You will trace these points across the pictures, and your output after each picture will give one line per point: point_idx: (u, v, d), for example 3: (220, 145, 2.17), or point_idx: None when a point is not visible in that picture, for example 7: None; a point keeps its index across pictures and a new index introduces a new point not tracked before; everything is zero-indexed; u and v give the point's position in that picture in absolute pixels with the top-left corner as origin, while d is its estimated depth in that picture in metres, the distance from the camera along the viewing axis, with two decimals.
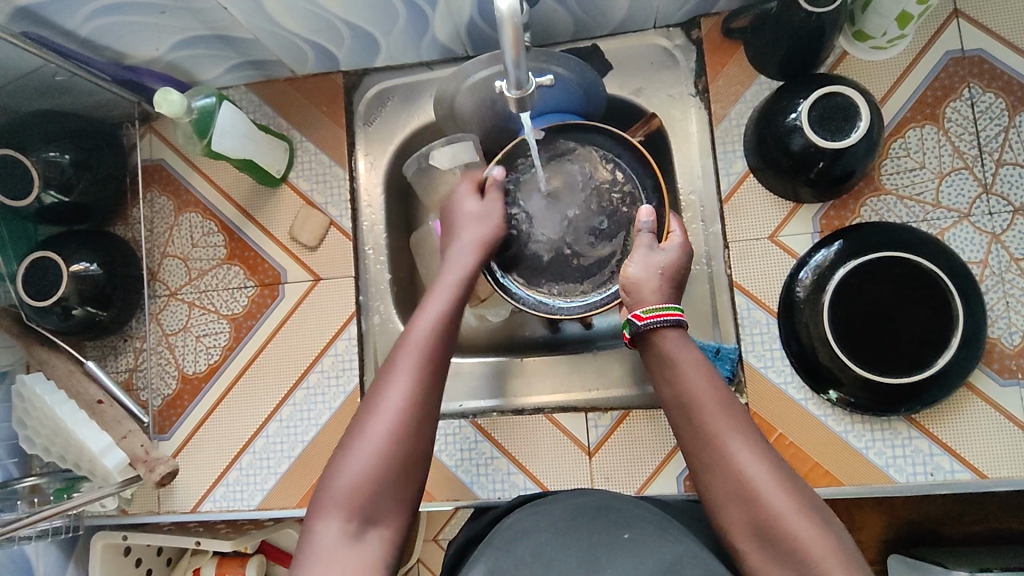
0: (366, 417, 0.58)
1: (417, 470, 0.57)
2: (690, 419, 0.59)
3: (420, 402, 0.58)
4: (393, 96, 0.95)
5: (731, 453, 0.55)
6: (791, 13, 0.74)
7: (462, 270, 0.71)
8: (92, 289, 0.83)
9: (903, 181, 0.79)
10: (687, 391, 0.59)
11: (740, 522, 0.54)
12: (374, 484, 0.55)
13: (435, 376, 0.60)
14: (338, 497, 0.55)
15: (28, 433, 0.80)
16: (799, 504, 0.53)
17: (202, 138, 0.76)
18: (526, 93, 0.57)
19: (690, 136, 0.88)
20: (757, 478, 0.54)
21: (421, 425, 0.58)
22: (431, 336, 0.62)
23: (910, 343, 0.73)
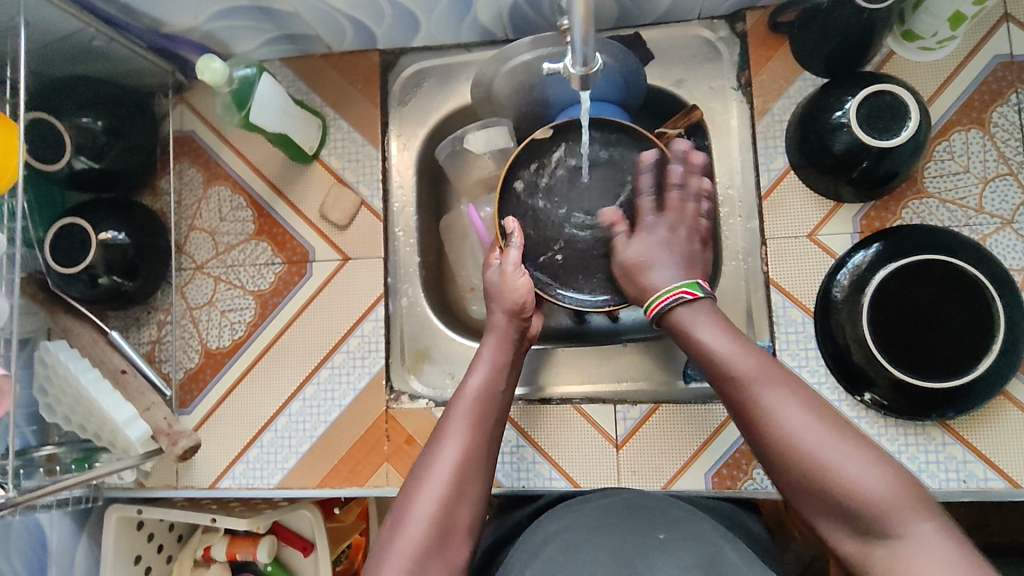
0: (417, 484, 0.61)
1: (459, 536, 0.60)
2: (731, 391, 0.60)
3: (465, 473, 0.62)
4: (430, 77, 0.94)
5: (773, 415, 0.57)
6: (842, 9, 0.73)
7: (506, 334, 0.73)
8: (121, 259, 0.83)
9: (946, 185, 0.78)
10: (721, 362, 0.61)
11: (793, 482, 0.56)
12: (422, 550, 0.57)
13: (479, 446, 0.64)
14: (390, 562, 0.56)
15: (50, 400, 0.79)
16: (852, 454, 0.54)
17: (241, 109, 0.74)
18: (593, 69, 0.56)
19: (730, 129, 0.87)
20: (804, 434, 0.55)
21: (471, 494, 0.61)
22: (476, 407, 0.66)
23: (953, 349, 0.72)
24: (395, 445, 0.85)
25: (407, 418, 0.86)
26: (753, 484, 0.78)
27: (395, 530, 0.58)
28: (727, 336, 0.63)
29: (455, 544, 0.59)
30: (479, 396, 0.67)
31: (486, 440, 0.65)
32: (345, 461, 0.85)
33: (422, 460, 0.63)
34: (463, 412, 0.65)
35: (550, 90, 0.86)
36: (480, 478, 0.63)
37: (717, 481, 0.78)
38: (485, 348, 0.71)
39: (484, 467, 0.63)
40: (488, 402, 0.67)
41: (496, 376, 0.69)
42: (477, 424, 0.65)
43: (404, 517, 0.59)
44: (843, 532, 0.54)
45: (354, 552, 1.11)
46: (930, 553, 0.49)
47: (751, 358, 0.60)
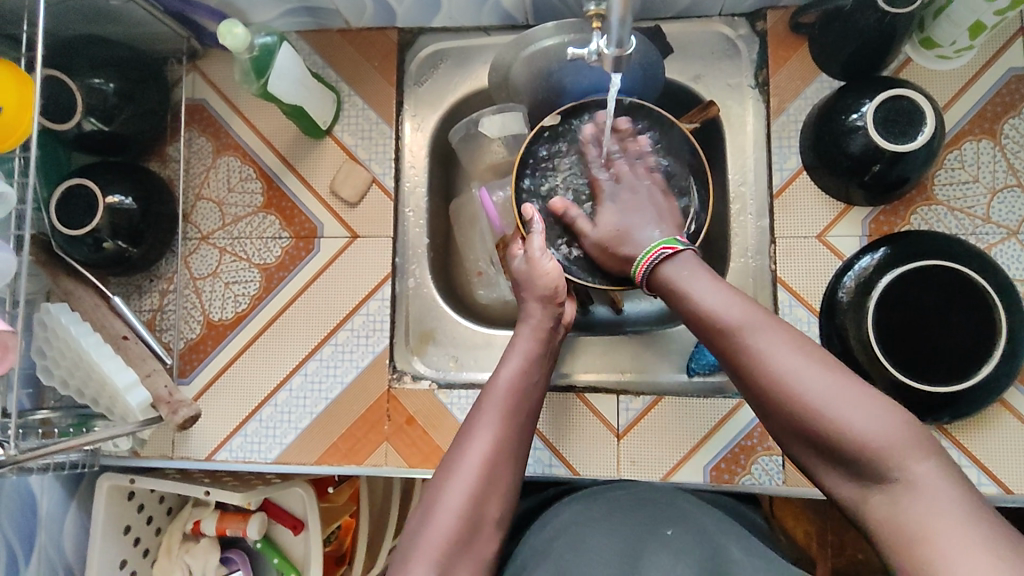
0: (445, 475, 0.62)
1: (486, 528, 0.61)
2: (719, 340, 0.59)
3: (494, 465, 0.63)
4: (447, 58, 0.94)
5: (766, 362, 0.55)
6: (864, 14, 0.74)
7: (541, 329, 0.74)
8: (126, 224, 0.81)
9: (955, 194, 0.79)
10: (711, 313, 0.60)
11: (787, 427, 0.55)
12: (449, 542, 0.58)
13: (510, 440, 0.65)
14: (421, 552, 0.57)
15: (47, 363, 0.78)
16: (852, 398, 0.52)
17: (260, 77, 0.74)
18: (628, 53, 0.56)
19: (745, 127, 0.87)
20: (799, 379, 0.54)
21: (499, 487, 0.63)
22: (510, 399, 0.67)
23: (956, 355, 0.73)
24: (395, 426, 0.85)
25: (409, 398, 0.85)
26: (751, 479, 0.79)
27: (423, 521, 0.60)
28: (718, 289, 0.61)
29: (483, 536, 0.61)
30: (511, 388, 0.68)
31: (517, 432, 0.66)
32: (344, 439, 0.85)
33: (454, 449, 0.64)
34: (494, 404, 0.66)
35: (568, 79, 0.86)
36: (509, 472, 0.64)
37: (714, 475, 0.79)
38: (519, 340, 0.73)
39: (513, 461, 0.65)
40: (520, 396, 0.68)
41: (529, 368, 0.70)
42: (507, 417, 0.66)
43: (432, 509, 0.60)
44: (843, 478, 0.53)
45: (343, 534, 1.11)
46: (929, 495, 0.48)
47: (743, 309, 0.59)
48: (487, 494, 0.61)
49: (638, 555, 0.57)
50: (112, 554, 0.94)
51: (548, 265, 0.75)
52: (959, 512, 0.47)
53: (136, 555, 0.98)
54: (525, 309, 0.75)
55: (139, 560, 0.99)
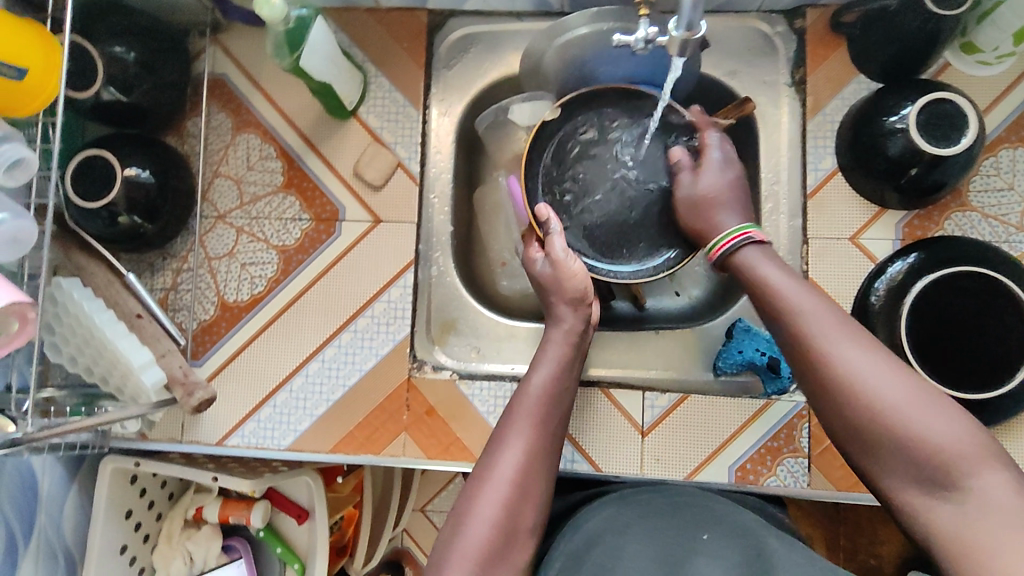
0: (480, 480, 0.60)
1: (522, 536, 0.59)
2: (790, 332, 0.59)
3: (529, 471, 0.61)
4: (477, 43, 0.92)
5: (834, 358, 0.55)
6: (909, 15, 0.73)
7: (572, 331, 0.71)
8: (143, 199, 0.79)
9: (990, 201, 0.79)
10: (785, 305, 0.60)
11: (849, 426, 0.54)
12: (485, 551, 0.56)
13: (542, 444, 0.63)
14: (454, 562, 0.56)
15: (57, 339, 0.74)
16: (921, 401, 0.51)
17: (293, 51, 0.72)
18: (697, 36, 0.55)
19: (779, 126, 0.86)
20: (869, 377, 0.53)
21: (535, 493, 0.61)
22: (541, 404, 0.65)
23: (986, 363, 0.73)
24: (414, 416, 0.83)
25: (429, 388, 0.84)
26: (776, 481, 0.78)
27: (456, 529, 0.58)
28: (789, 281, 0.61)
29: (517, 546, 0.59)
30: (544, 391, 0.65)
31: (550, 437, 0.64)
32: (361, 428, 0.83)
33: (490, 450, 0.62)
34: (526, 412, 0.64)
35: (602, 68, 0.85)
36: (544, 475, 0.62)
37: (739, 475, 0.78)
38: (550, 344, 0.70)
39: (547, 466, 0.63)
40: (556, 401, 0.66)
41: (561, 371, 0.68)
42: (543, 421, 0.64)
43: (465, 518, 0.58)
44: (905, 485, 0.52)
45: (346, 525, 1.08)
46: (999, 508, 0.47)
47: (816, 304, 0.59)
48: (523, 501, 0.59)
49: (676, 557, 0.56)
50: (113, 539, 0.91)
51: (574, 266, 0.73)
52: None
53: (137, 541, 0.95)
54: (555, 312, 0.73)
55: (140, 546, 0.96)
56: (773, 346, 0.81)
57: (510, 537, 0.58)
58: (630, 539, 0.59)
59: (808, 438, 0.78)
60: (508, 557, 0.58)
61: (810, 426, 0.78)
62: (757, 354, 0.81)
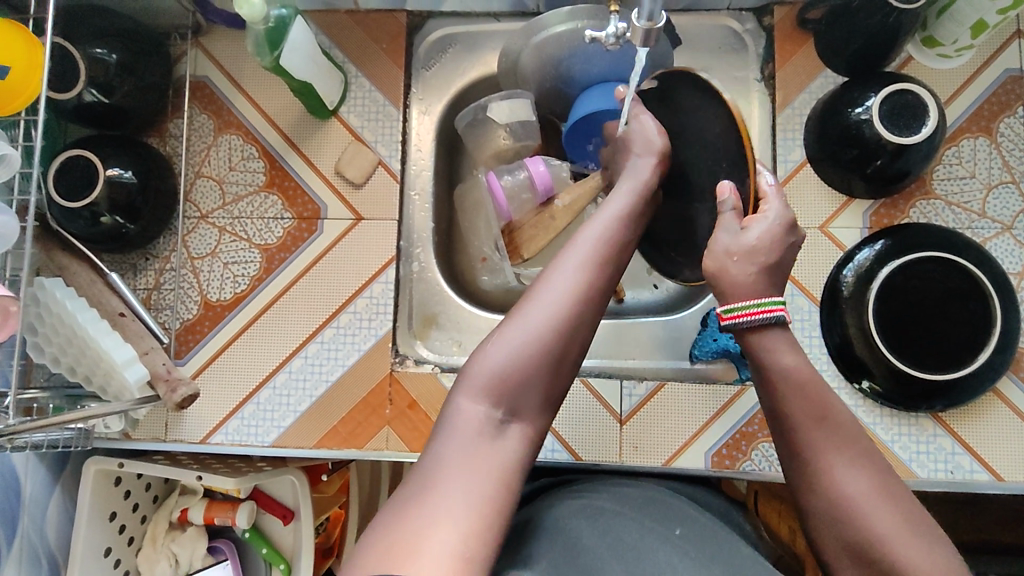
0: (525, 303, 0.56)
1: (555, 373, 0.55)
2: (788, 439, 0.56)
3: (579, 306, 0.56)
4: (455, 43, 0.94)
5: (830, 480, 0.53)
6: (870, 11, 0.76)
7: (643, 187, 0.67)
8: (124, 199, 0.79)
9: (953, 189, 0.82)
10: (786, 414, 0.57)
11: (834, 546, 0.52)
12: (515, 377, 0.53)
13: (596, 285, 0.58)
14: (496, 368, 0.53)
15: (38, 340, 0.74)
16: (905, 533, 0.50)
17: (273, 50, 0.73)
18: (656, 28, 0.56)
19: (751, 121, 0.89)
20: (865, 505, 0.52)
21: (579, 333, 0.56)
22: (604, 242, 0.60)
23: (954, 344, 0.75)
24: (397, 410, 0.84)
25: (411, 382, 0.85)
26: (751, 465, 0.79)
27: (494, 347, 0.54)
28: (802, 379, 0.57)
29: (555, 386, 0.55)
30: (610, 233, 0.61)
31: (605, 280, 0.59)
32: (344, 422, 0.84)
33: (535, 285, 0.58)
34: (588, 246, 0.60)
35: (577, 67, 0.84)
36: (592, 321, 0.58)
37: (716, 461, 0.80)
38: (619, 193, 0.66)
39: (596, 310, 0.58)
40: (615, 249, 0.61)
41: (623, 214, 0.64)
42: (600, 266, 0.59)
43: (506, 338, 0.54)
44: None
45: (332, 525, 1.08)
46: None
47: (824, 414, 0.56)
48: (572, 333, 0.55)
49: (642, 548, 0.52)
50: (97, 541, 0.90)
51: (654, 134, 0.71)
52: None
53: (121, 544, 0.95)
54: (633, 166, 0.70)
55: (124, 548, 0.96)
56: None
57: (547, 375, 0.54)
58: (597, 526, 0.55)
59: None
60: (544, 395, 0.55)
61: None
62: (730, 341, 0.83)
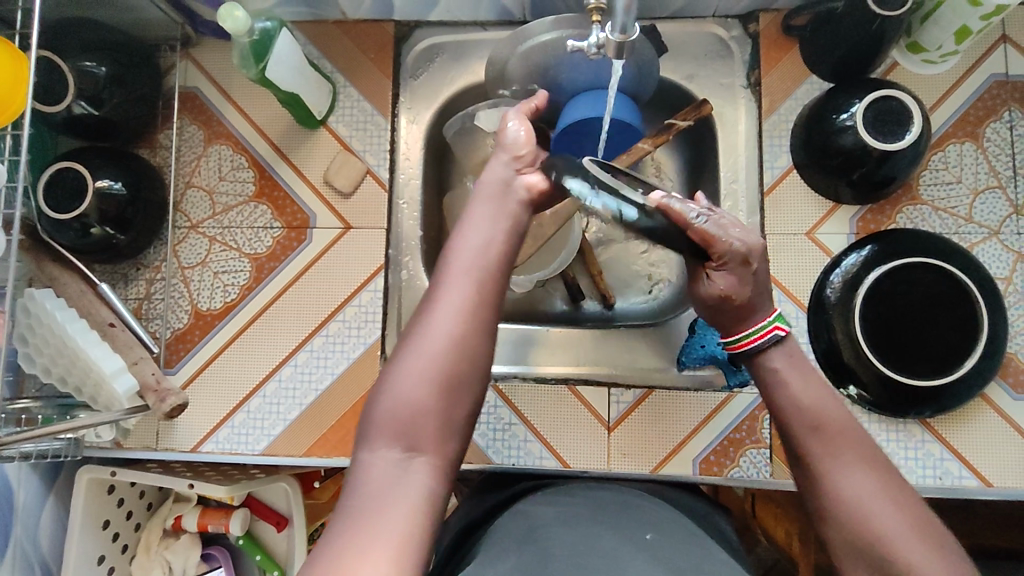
0: (411, 342, 0.58)
1: (455, 397, 0.57)
2: (793, 445, 0.59)
3: (464, 331, 0.58)
4: (443, 53, 0.95)
5: (834, 481, 0.55)
6: (854, 17, 0.76)
7: (498, 192, 0.67)
8: (115, 210, 0.80)
9: (940, 194, 0.82)
10: (791, 420, 0.59)
11: (842, 545, 0.54)
12: (412, 413, 0.55)
13: (478, 306, 0.59)
14: (391, 410, 0.55)
15: (29, 351, 0.74)
16: (916, 532, 0.52)
17: (259, 62, 0.74)
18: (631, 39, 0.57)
19: (737, 128, 0.89)
20: (869, 504, 0.53)
21: (473, 357, 0.58)
22: (473, 260, 0.62)
23: (940, 350, 0.75)
24: None
25: None
26: (739, 472, 0.79)
27: (386, 390, 0.57)
28: (806, 389, 0.60)
29: (457, 403, 0.57)
30: (477, 250, 0.63)
31: (485, 296, 0.60)
32: (333, 430, 0.84)
33: (420, 314, 0.60)
34: (458, 268, 0.61)
35: (564, 74, 0.84)
36: (482, 339, 0.59)
37: (704, 467, 0.80)
38: (479, 206, 0.66)
39: (486, 328, 0.59)
40: (492, 258, 0.63)
41: (492, 228, 0.64)
42: (478, 279, 0.61)
43: (396, 379, 0.57)
44: None
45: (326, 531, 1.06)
46: None
47: (828, 418, 0.58)
48: (462, 359, 0.57)
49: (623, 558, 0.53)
50: (90, 550, 0.91)
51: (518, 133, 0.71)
52: None
53: (115, 552, 0.96)
54: (490, 174, 0.69)
55: (118, 556, 0.96)
56: None
57: (444, 404, 0.56)
58: (578, 534, 0.56)
59: (769, 429, 0.80)
60: (446, 413, 0.56)
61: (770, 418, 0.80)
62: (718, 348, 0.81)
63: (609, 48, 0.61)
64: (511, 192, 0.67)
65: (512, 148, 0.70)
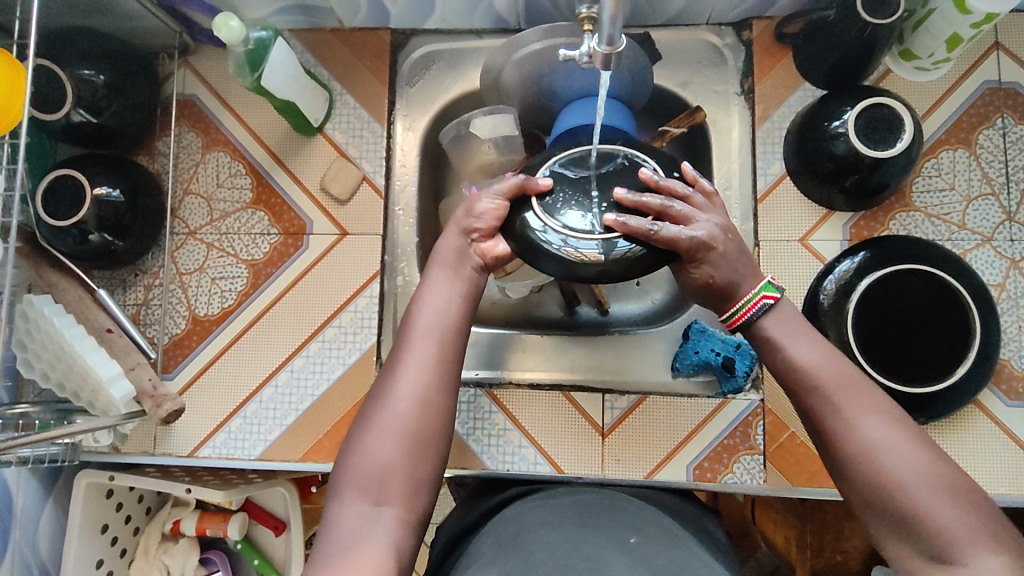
0: (376, 403, 0.58)
1: (423, 451, 0.57)
2: (801, 398, 0.57)
3: (427, 387, 0.58)
4: (439, 60, 0.96)
5: (847, 432, 0.54)
6: (846, 24, 0.76)
7: (454, 247, 0.66)
8: (112, 217, 0.81)
9: (933, 201, 0.82)
10: (801, 372, 0.57)
11: (858, 495, 0.53)
12: (381, 470, 0.55)
13: (439, 362, 0.60)
14: (359, 469, 0.55)
15: (28, 356, 0.75)
16: (935, 482, 0.50)
17: (255, 70, 0.75)
18: (618, 50, 0.57)
19: (731, 135, 0.90)
20: (883, 453, 0.52)
21: (437, 411, 0.58)
22: (434, 317, 0.62)
23: (930, 357, 0.75)
24: None
25: None
26: (733, 478, 0.80)
27: (355, 451, 0.56)
28: (808, 345, 0.58)
29: (425, 458, 0.57)
30: (436, 305, 0.62)
31: (447, 352, 0.61)
32: (329, 436, 0.85)
33: (385, 375, 0.60)
34: (419, 325, 0.61)
35: (558, 82, 0.85)
36: (445, 394, 0.59)
37: (698, 473, 0.80)
38: (436, 263, 0.66)
39: (449, 384, 0.60)
40: (452, 313, 0.62)
41: (451, 285, 0.64)
42: (441, 335, 0.61)
43: (362, 439, 0.56)
44: (912, 556, 0.50)
45: None
46: None
47: (837, 370, 0.56)
48: (428, 415, 0.58)
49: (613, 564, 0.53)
50: (89, 553, 0.91)
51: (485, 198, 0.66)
52: None
53: (113, 556, 0.96)
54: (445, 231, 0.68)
55: (116, 560, 0.97)
56: (728, 346, 0.83)
57: (412, 458, 0.56)
58: (567, 539, 0.56)
59: (763, 435, 0.80)
60: (414, 469, 0.56)
61: (764, 423, 0.80)
62: (711, 354, 0.84)
63: (598, 59, 0.61)
64: (467, 259, 0.65)
65: (472, 221, 0.66)
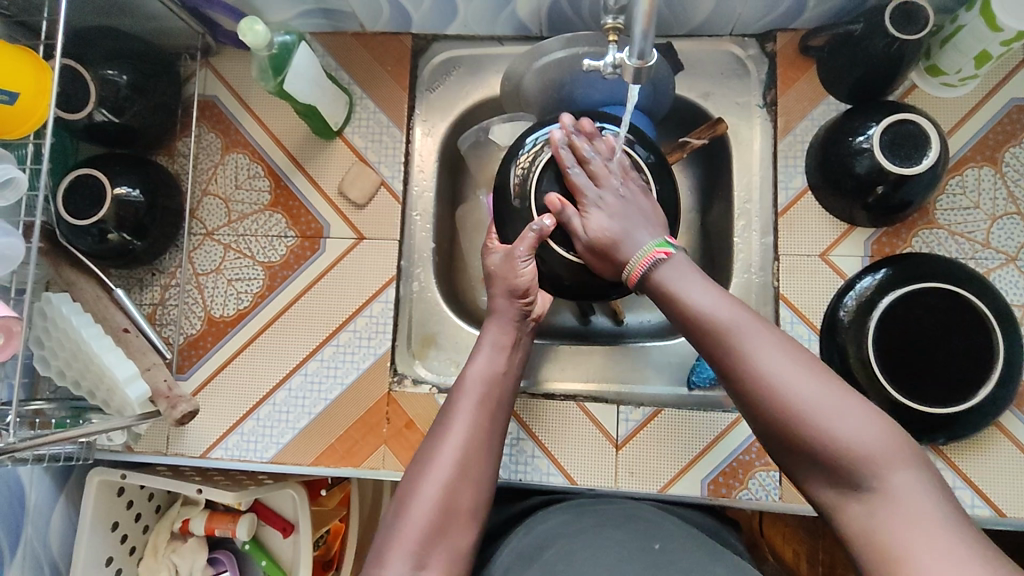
0: (421, 467, 0.61)
1: (463, 518, 0.59)
2: (703, 343, 0.57)
3: (471, 454, 0.62)
4: (460, 65, 0.96)
5: (747, 370, 0.53)
6: (874, 38, 0.75)
7: (506, 330, 0.71)
8: (133, 217, 0.80)
9: (956, 219, 0.81)
10: (701, 315, 0.56)
11: (767, 434, 0.53)
12: (424, 534, 0.56)
13: (483, 433, 0.63)
14: (404, 533, 0.57)
15: (45, 352, 0.75)
16: (839, 409, 0.50)
17: (277, 75, 0.75)
18: (648, 64, 0.57)
19: (752, 147, 0.90)
20: (787, 387, 0.51)
21: (478, 479, 0.61)
22: (482, 393, 0.66)
23: (951, 377, 0.74)
24: (394, 429, 0.85)
25: (408, 402, 0.85)
26: (748, 494, 0.79)
27: (398, 518, 0.58)
28: (709, 291, 0.58)
29: (462, 526, 0.59)
30: (483, 379, 0.67)
31: (492, 426, 0.65)
32: (341, 441, 0.85)
33: (429, 442, 0.63)
34: (469, 396, 0.65)
35: (579, 91, 0.85)
36: (488, 465, 0.62)
37: (712, 488, 0.79)
38: (485, 337, 0.71)
39: (491, 456, 0.63)
40: (496, 388, 0.67)
41: (500, 365, 0.69)
42: (486, 409, 0.65)
43: (408, 503, 0.58)
44: (826, 485, 0.50)
45: (332, 538, 1.08)
46: (906, 507, 0.46)
47: (731, 310, 0.56)
48: (468, 481, 0.60)
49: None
50: (99, 551, 0.91)
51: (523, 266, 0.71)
52: (938, 523, 0.45)
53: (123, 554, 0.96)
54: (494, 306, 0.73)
55: (125, 558, 0.97)
56: None
57: (453, 522, 0.58)
58: (583, 551, 0.56)
59: None
60: (455, 538, 0.58)
61: None
62: None
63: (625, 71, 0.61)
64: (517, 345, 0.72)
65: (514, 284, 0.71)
